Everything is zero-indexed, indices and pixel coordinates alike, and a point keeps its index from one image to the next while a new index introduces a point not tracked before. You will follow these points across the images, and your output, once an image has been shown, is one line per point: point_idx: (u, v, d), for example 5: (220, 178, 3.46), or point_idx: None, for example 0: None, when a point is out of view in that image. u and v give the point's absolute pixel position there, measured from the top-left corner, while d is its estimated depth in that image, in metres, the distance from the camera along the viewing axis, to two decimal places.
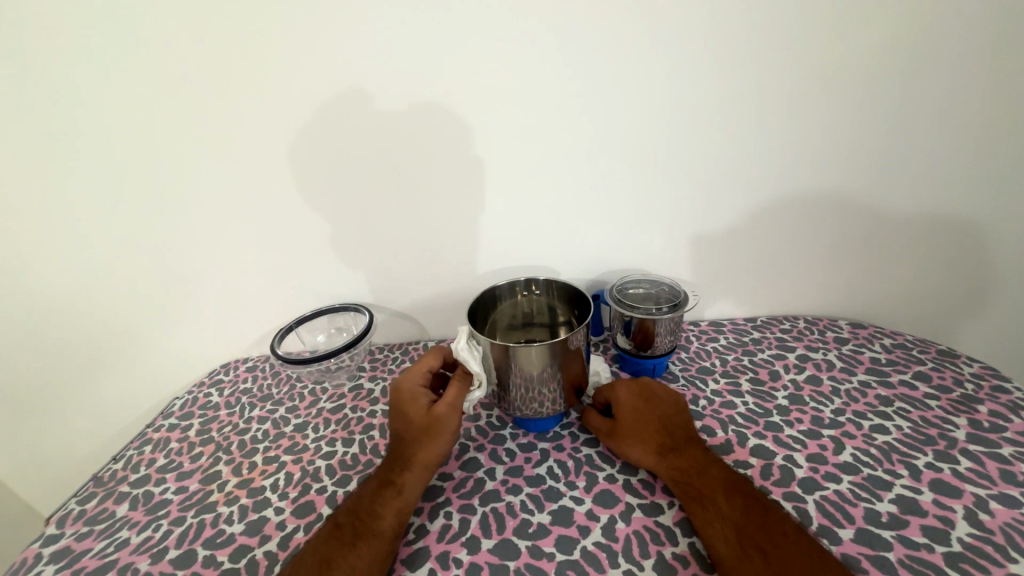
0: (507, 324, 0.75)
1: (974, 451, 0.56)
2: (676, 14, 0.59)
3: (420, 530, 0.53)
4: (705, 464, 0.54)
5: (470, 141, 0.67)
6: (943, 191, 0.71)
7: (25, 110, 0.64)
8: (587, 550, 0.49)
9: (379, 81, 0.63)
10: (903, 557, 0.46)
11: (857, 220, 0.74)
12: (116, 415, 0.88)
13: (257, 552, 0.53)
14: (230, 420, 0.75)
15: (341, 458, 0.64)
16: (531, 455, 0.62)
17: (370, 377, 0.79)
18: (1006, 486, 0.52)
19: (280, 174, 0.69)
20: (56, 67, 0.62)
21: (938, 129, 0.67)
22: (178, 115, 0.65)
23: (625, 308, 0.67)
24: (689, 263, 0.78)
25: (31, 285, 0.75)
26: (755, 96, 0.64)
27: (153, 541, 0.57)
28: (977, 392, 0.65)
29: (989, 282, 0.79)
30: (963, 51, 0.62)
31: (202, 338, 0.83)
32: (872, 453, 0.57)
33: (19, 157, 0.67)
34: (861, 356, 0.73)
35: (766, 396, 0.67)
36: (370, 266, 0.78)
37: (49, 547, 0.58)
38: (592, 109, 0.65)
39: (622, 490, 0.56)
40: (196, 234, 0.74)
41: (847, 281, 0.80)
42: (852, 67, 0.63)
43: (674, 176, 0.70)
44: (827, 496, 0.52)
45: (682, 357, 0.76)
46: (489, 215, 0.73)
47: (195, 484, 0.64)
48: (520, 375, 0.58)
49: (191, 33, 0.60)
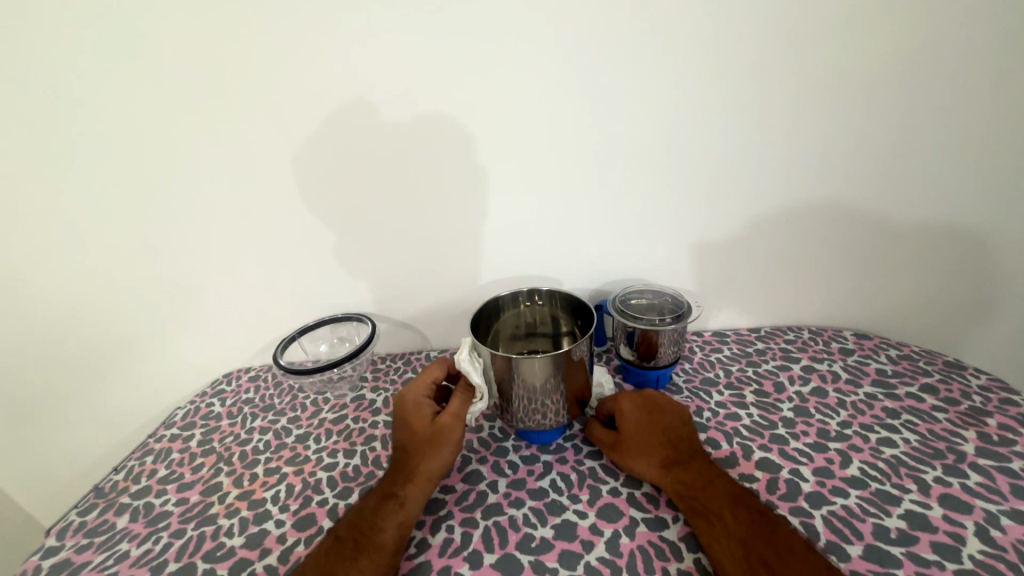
0: (509, 334, 0.75)
1: (984, 465, 0.55)
2: (677, 26, 0.60)
3: (422, 544, 0.52)
4: (710, 477, 0.53)
5: (472, 152, 0.68)
6: (947, 201, 0.71)
7: (33, 122, 0.65)
8: (591, 566, 0.48)
9: (384, 93, 0.64)
10: (913, 574, 0.45)
11: (860, 230, 0.74)
12: (118, 424, 0.87)
13: (258, 566, 0.52)
14: (232, 430, 0.75)
15: (343, 470, 0.64)
16: (534, 468, 0.61)
17: (372, 387, 0.79)
18: (1018, 501, 0.51)
19: (284, 184, 0.70)
20: (65, 78, 0.62)
21: (940, 140, 0.67)
22: (184, 126, 0.66)
23: (628, 318, 0.67)
24: (692, 273, 0.77)
25: (37, 293, 0.76)
26: (757, 107, 0.65)
27: (152, 554, 0.56)
28: (986, 404, 0.64)
29: (995, 292, 0.78)
30: (964, 62, 0.62)
31: (204, 347, 0.83)
32: (880, 466, 0.56)
33: (26, 165, 0.67)
34: (867, 367, 0.73)
35: (771, 408, 0.67)
36: (373, 276, 0.78)
37: (48, 560, 0.58)
38: (593, 121, 0.66)
39: (626, 504, 0.55)
40: (200, 242, 0.74)
41: (852, 291, 0.79)
42: (853, 78, 0.63)
43: (676, 185, 0.70)
44: (835, 511, 0.52)
45: (686, 368, 0.75)
46: (492, 225, 0.74)
47: (196, 496, 0.64)
48: (523, 386, 0.58)
49: (198, 45, 0.61)
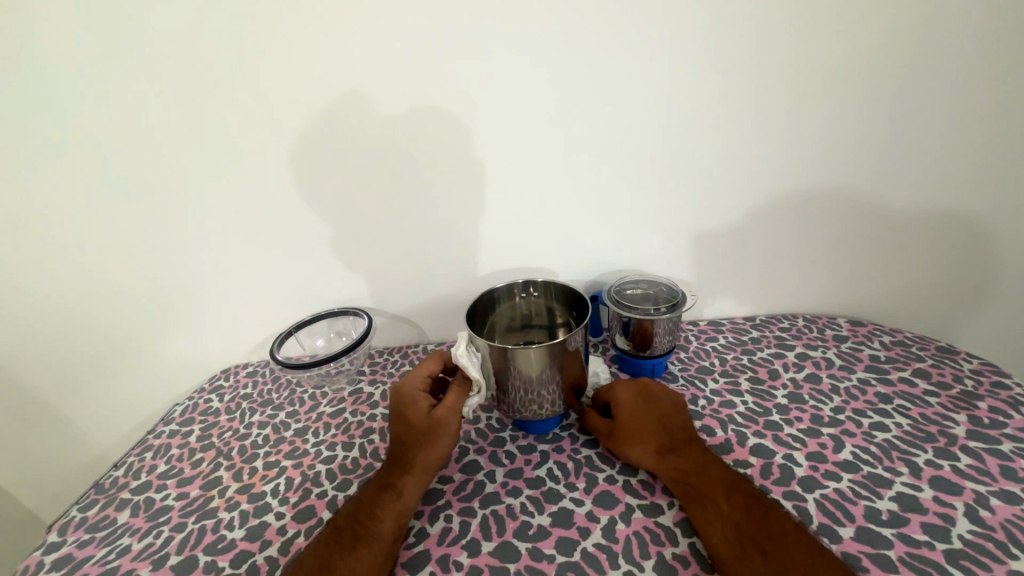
0: (506, 325, 0.75)
1: (973, 448, 0.56)
2: (674, 13, 0.60)
3: (420, 533, 0.53)
4: (705, 464, 0.54)
5: (466, 143, 0.68)
6: (942, 188, 0.71)
7: (23, 118, 0.64)
8: (588, 552, 0.49)
9: (379, 84, 0.63)
10: (903, 554, 0.46)
11: (854, 218, 0.74)
12: (118, 420, 0.88)
13: (258, 557, 0.53)
14: (230, 425, 0.75)
15: (341, 463, 0.64)
16: (530, 457, 0.62)
17: (370, 381, 0.79)
18: (1007, 482, 0.52)
19: (279, 180, 0.70)
20: (51, 68, 0.61)
21: (935, 127, 0.67)
22: (177, 120, 0.65)
23: (623, 308, 0.67)
24: (688, 262, 0.78)
25: (32, 292, 0.75)
26: (753, 95, 0.64)
27: (154, 547, 0.57)
28: (977, 389, 0.65)
29: (991, 276, 0.78)
30: (960, 48, 0.62)
31: (202, 342, 0.84)
32: (872, 450, 0.57)
33: (18, 161, 0.67)
34: (861, 354, 0.73)
35: (765, 395, 0.67)
36: (369, 271, 0.78)
37: (50, 555, 0.58)
38: (585, 110, 0.65)
39: (621, 491, 0.56)
40: (194, 237, 0.74)
41: (844, 280, 0.80)
42: (848, 65, 0.63)
43: (671, 175, 0.70)
44: (827, 495, 0.52)
45: (681, 357, 0.76)
46: (488, 217, 0.73)
47: (196, 490, 0.64)
48: (519, 377, 0.58)
49: (190, 37, 0.60)
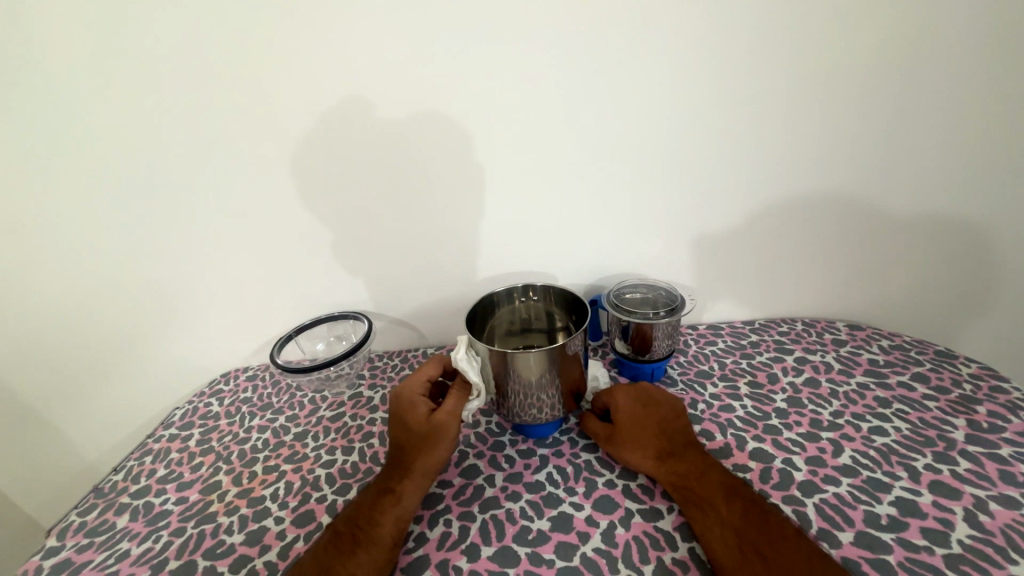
0: (506, 329, 0.75)
1: (973, 452, 0.56)
2: (672, 20, 0.60)
3: (420, 538, 0.53)
4: (704, 468, 0.54)
5: (466, 148, 0.68)
6: (939, 193, 0.72)
7: (26, 122, 0.65)
8: (587, 556, 0.49)
9: (380, 89, 0.64)
10: (903, 559, 0.46)
11: (852, 222, 0.74)
12: (118, 424, 0.88)
13: (258, 562, 0.53)
14: (230, 429, 0.75)
15: (341, 467, 0.64)
16: (530, 461, 0.62)
17: (369, 385, 0.79)
18: (1006, 486, 0.52)
19: (280, 184, 0.70)
20: (55, 72, 0.62)
21: (931, 132, 0.67)
22: (179, 125, 0.66)
23: (623, 312, 0.67)
24: (688, 266, 0.78)
25: (34, 295, 0.76)
26: (751, 100, 0.65)
27: (153, 552, 0.57)
28: (976, 393, 0.65)
29: (990, 280, 0.78)
30: (956, 55, 0.62)
31: (202, 345, 0.84)
32: (872, 454, 0.57)
33: (21, 165, 0.67)
34: (860, 357, 0.73)
35: (764, 399, 0.67)
36: (370, 274, 0.78)
37: (49, 560, 0.58)
38: (585, 115, 0.66)
39: (621, 496, 0.56)
40: (195, 241, 0.74)
41: (843, 283, 0.80)
42: (845, 71, 0.63)
43: (670, 179, 0.70)
44: (827, 499, 0.52)
45: (681, 360, 0.76)
46: (488, 221, 0.74)
47: (196, 495, 0.64)
48: (519, 382, 0.58)
49: (194, 42, 0.61)
